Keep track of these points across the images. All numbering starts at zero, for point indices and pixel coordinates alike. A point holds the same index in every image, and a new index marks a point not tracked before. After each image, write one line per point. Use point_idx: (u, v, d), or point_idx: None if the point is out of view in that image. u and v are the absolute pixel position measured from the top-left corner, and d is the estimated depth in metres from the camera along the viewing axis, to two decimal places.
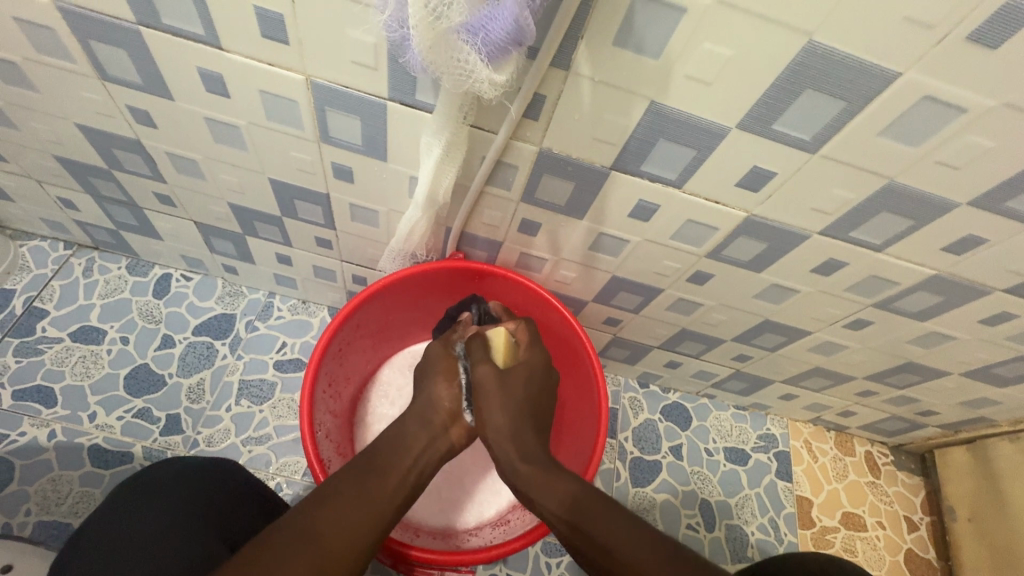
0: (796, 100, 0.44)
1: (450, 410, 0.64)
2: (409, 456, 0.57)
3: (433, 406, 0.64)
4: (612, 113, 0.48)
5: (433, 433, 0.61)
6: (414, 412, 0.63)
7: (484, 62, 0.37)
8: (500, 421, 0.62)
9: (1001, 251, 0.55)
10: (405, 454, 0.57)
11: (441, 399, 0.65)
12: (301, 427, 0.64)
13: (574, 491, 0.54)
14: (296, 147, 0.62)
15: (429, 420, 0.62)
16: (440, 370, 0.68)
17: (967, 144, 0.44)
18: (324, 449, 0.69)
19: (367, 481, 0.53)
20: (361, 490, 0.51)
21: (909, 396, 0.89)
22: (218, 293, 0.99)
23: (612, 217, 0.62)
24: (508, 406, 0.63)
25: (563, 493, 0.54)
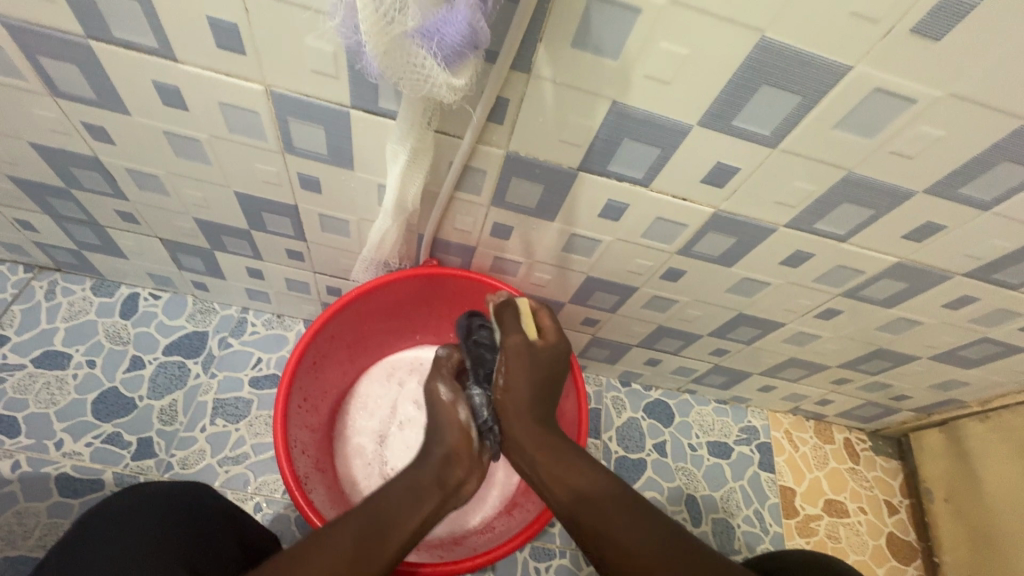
0: (754, 96, 0.44)
1: (466, 462, 0.64)
2: (419, 511, 0.56)
3: (451, 462, 0.62)
4: (575, 115, 0.49)
5: (447, 490, 0.60)
6: (427, 469, 0.61)
7: (437, 62, 0.36)
8: (519, 399, 0.65)
9: (961, 236, 0.56)
10: (416, 510, 0.56)
11: (453, 446, 0.64)
12: (275, 445, 0.62)
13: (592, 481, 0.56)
14: (259, 159, 0.61)
15: (445, 467, 0.62)
16: (451, 419, 0.66)
17: (921, 133, 0.45)
18: (301, 464, 0.68)
19: (369, 535, 0.51)
20: (365, 543, 0.50)
21: (881, 381, 0.91)
22: (188, 311, 0.97)
23: (582, 218, 0.62)
24: (531, 382, 0.65)
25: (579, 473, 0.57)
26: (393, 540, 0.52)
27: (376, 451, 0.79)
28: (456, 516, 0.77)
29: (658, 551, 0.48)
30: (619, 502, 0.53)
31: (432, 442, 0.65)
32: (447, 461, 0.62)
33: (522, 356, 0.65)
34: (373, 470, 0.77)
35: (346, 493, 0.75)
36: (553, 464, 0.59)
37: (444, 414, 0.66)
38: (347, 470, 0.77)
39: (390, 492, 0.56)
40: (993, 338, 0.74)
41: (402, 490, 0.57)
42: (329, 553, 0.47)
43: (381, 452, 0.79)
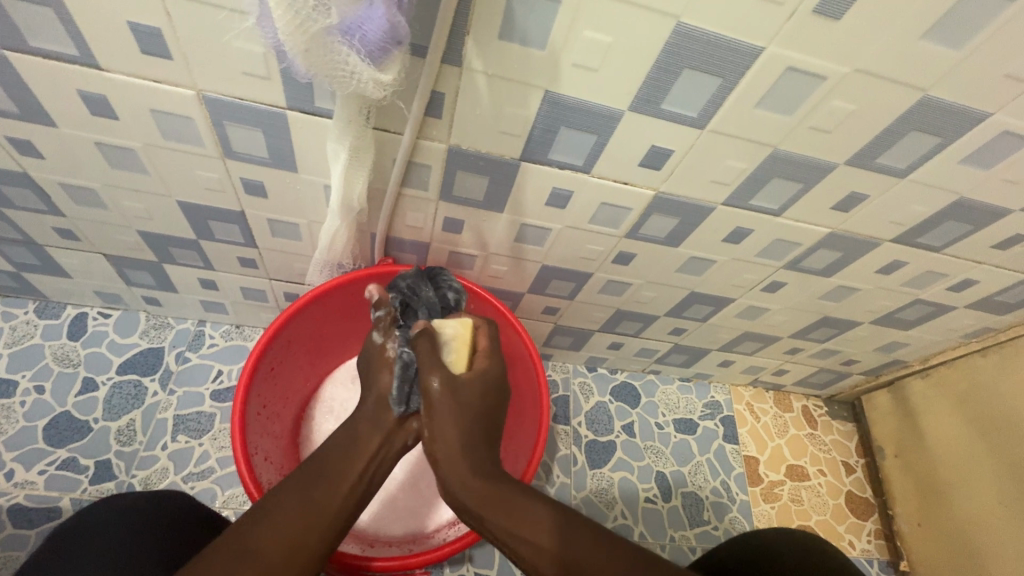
0: (678, 80, 0.46)
1: (402, 407, 0.59)
2: (362, 459, 0.53)
3: (385, 406, 0.59)
4: (510, 105, 0.50)
5: (388, 432, 0.57)
6: (363, 416, 0.58)
7: (361, 58, 0.37)
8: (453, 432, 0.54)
9: (884, 204, 0.60)
10: (359, 459, 0.53)
11: (387, 395, 0.59)
12: (235, 455, 0.61)
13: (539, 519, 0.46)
14: (199, 166, 0.60)
15: (382, 414, 0.58)
16: (375, 366, 0.62)
17: (834, 108, 0.48)
18: (264, 471, 0.67)
19: (314, 489, 0.48)
20: (311, 497, 0.48)
21: (830, 348, 0.96)
22: (141, 328, 0.94)
23: (530, 208, 0.63)
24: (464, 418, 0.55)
25: (537, 514, 0.46)
26: (343, 487, 0.50)
27: None
28: (430, 512, 0.78)
29: None
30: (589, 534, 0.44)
31: (366, 391, 0.61)
32: (383, 411, 0.58)
33: (453, 384, 0.57)
34: None
35: None
36: (496, 509, 0.48)
37: (369, 364, 0.63)
38: None
39: (332, 443, 0.54)
40: (926, 299, 0.79)
41: (344, 446, 0.54)
42: (277, 529, 0.45)
43: None
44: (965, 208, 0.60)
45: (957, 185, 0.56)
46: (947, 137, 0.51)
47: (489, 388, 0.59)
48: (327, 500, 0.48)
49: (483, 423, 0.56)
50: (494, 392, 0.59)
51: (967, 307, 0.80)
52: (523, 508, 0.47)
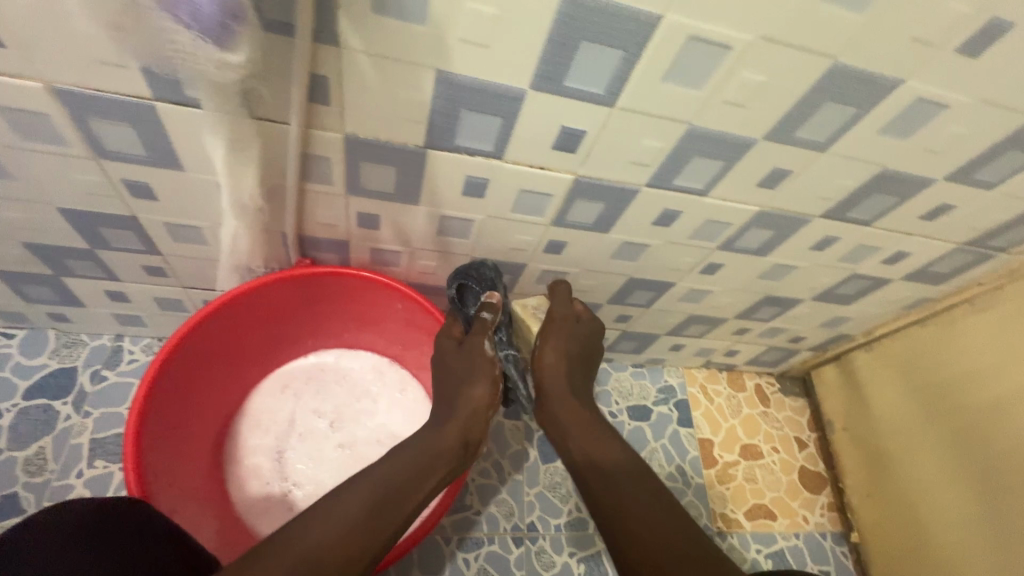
0: (577, 54, 0.43)
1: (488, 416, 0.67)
2: (432, 480, 0.58)
3: (478, 414, 0.65)
4: (403, 88, 0.45)
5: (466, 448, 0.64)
6: (454, 422, 0.64)
7: (184, 28, 0.31)
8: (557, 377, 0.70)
9: (808, 179, 0.58)
10: (433, 476, 0.59)
11: (480, 399, 0.66)
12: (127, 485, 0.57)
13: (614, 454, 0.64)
14: (72, 168, 0.54)
15: (469, 428, 0.64)
16: (479, 367, 0.67)
17: (745, 80, 0.45)
18: (169, 498, 0.63)
19: (384, 503, 0.53)
20: (381, 512, 0.52)
21: (776, 327, 0.95)
22: (51, 347, 0.87)
23: (447, 199, 0.59)
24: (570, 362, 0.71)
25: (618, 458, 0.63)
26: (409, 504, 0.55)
27: (274, 469, 0.75)
28: None
29: (673, 539, 0.54)
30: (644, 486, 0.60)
31: (454, 396, 0.66)
32: (469, 430, 0.64)
33: (564, 329, 0.72)
34: (272, 489, 0.73)
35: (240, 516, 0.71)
36: (585, 437, 0.66)
37: (476, 368, 0.67)
38: (242, 492, 0.73)
39: (417, 450, 0.59)
40: (862, 273, 0.78)
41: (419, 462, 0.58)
42: (339, 528, 0.49)
43: (280, 469, 0.74)
44: (889, 180, 0.58)
45: (878, 156, 0.55)
46: (863, 106, 0.49)
47: (587, 343, 0.73)
48: (387, 513, 0.52)
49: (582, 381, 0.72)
50: (589, 347, 0.74)
51: (902, 279, 0.80)
52: (611, 448, 0.64)
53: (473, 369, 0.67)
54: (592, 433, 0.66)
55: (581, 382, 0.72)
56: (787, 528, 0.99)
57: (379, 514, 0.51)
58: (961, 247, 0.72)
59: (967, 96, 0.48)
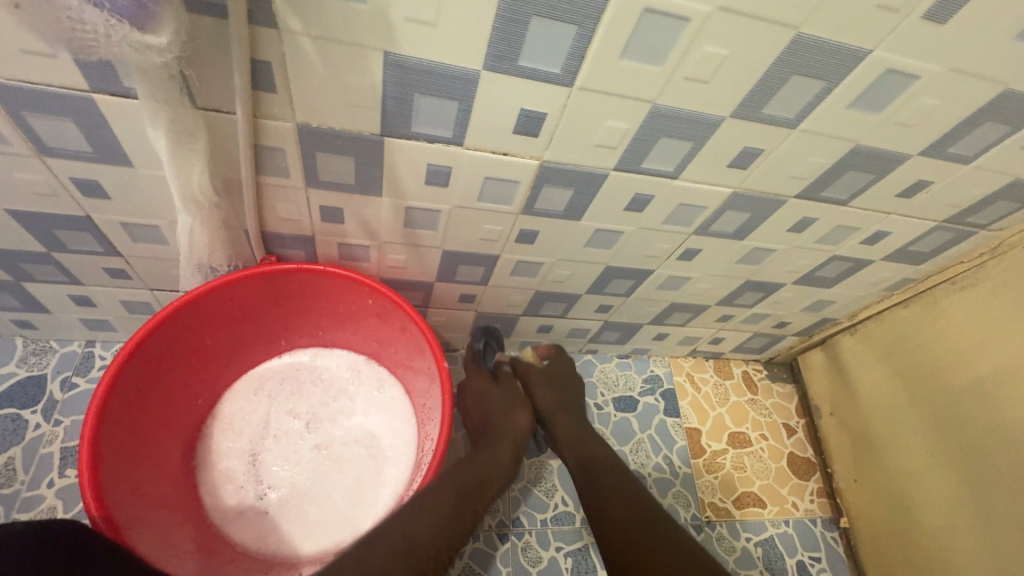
0: (528, 30, 0.41)
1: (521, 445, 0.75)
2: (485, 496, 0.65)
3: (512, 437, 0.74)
4: (351, 72, 0.44)
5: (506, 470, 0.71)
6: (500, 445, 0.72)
7: (96, 8, 0.31)
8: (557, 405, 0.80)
9: (780, 158, 0.57)
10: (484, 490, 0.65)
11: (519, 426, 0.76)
12: (81, 492, 0.55)
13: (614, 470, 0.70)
14: (16, 167, 0.52)
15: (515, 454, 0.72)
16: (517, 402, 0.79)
17: (706, 54, 0.44)
18: (132, 505, 0.61)
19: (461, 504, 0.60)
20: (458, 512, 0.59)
21: (760, 312, 0.94)
22: (18, 355, 0.85)
23: (410, 189, 0.57)
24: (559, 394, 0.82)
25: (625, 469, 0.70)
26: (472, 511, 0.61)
27: (248, 473, 0.73)
28: None
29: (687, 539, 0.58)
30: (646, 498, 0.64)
31: (492, 428, 0.75)
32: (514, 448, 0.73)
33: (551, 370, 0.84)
34: (245, 493, 0.71)
35: (214, 522, 0.70)
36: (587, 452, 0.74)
37: (510, 400, 0.79)
38: (215, 498, 0.71)
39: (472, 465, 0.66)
40: (842, 255, 0.77)
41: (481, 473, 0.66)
42: (434, 520, 0.56)
43: (254, 472, 0.73)
44: (863, 156, 0.57)
45: (851, 132, 0.53)
46: (831, 79, 0.47)
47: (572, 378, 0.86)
48: (469, 515, 0.60)
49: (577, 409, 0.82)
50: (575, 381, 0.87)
51: (883, 260, 0.79)
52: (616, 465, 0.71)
53: (511, 404, 0.79)
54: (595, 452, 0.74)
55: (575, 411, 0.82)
56: (776, 516, 0.98)
57: (459, 514, 0.59)
58: (941, 225, 0.71)
59: (936, 65, 0.47)
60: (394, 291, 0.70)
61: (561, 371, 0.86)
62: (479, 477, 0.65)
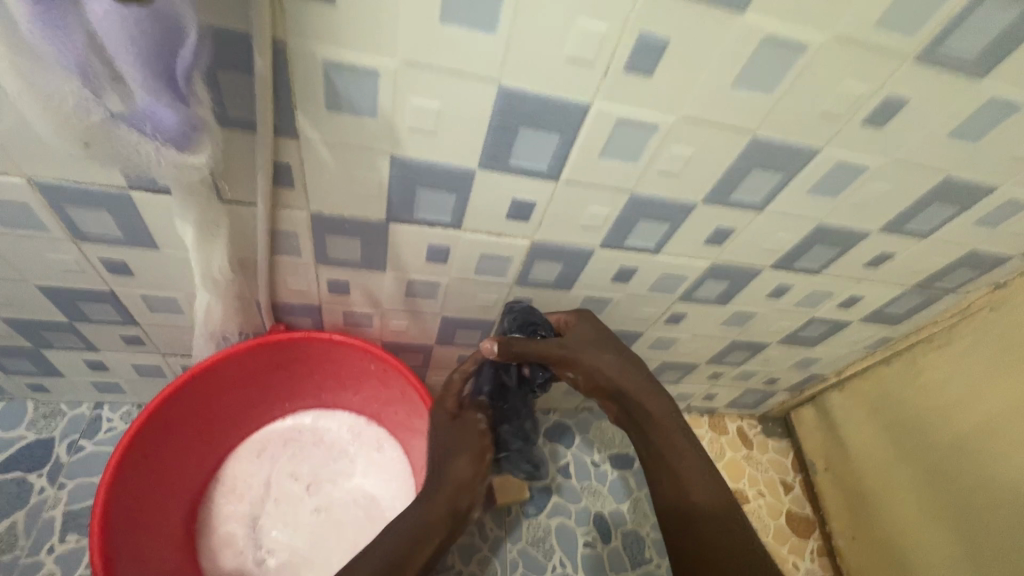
0: (518, 136, 0.47)
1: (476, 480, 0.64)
2: (430, 543, 0.57)
3: (462, 445, 0.63)
4: (361, 171, 0.49)
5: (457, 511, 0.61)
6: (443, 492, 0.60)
7: (149, 139, 0.35)
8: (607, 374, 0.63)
9: (752, 235, 0.62)
10: (428, 542, 0.56)
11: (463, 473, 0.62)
12: (90, 559, 0.57)
13: (670, 440, 0.62)
14: (52, 250, 0.56)
15: (459, 495, 0.61)
16: (464, 439, 0.64)
17: (676, 153, 0.49)
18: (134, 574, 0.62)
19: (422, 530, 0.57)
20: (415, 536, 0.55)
21: (750, 370, 0.97)
22: (29, 418, 0.87)
23: (412, 264, 0.62)
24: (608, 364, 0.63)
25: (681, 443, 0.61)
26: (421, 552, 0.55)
27: (248, 537, 0.74)
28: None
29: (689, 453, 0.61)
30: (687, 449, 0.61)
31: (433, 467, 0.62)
32: (459, 494, 0.61)
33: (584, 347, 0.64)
34: (245, 557, 0.72)
35: None
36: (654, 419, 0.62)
37: (458, 445, 0.63)
38: (216, 562, 0.72)
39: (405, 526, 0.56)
40: (822, 317, 0.81)
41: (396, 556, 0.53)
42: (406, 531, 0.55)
43: (255, 536, 0.74)
44: (827, 233, 0.62)
45: (812, 213, 0.59)
46: (788, 172, 0.53)
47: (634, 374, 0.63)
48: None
49: (640, 389, 0.63)
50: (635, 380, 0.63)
51: (862, 320, 0.83)
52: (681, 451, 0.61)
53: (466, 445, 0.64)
54: (669, 433, 0.62)
55: (630, 379, 0.63)
56: None
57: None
58: (910, 289, 0.75)
59: (881, 159, 0.52)
60: (395, 356, 0.73)
61: (580, 343, 0.64)
62: (443, 520, 0.59)
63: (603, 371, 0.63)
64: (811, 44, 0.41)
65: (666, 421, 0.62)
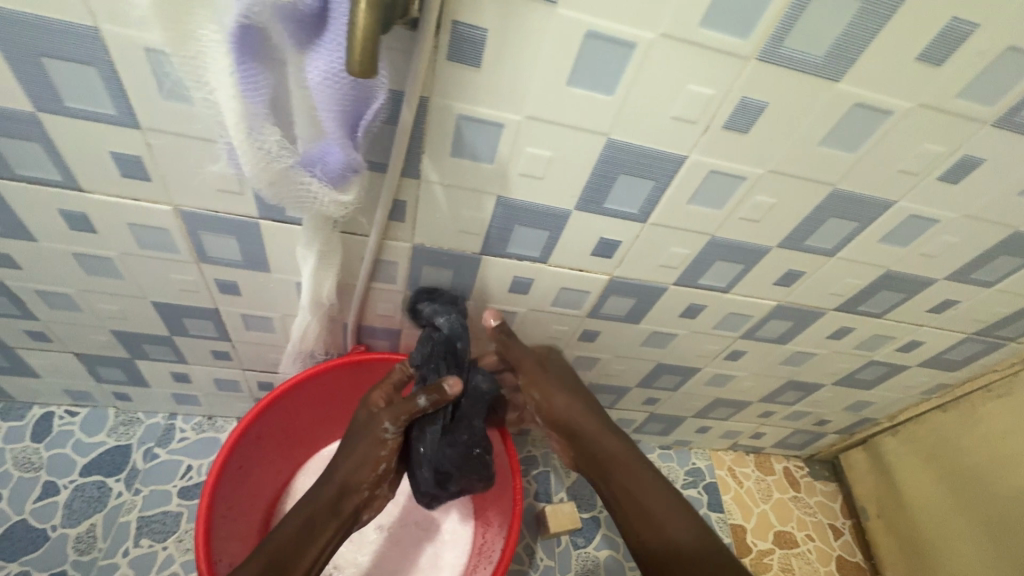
0: (615, 183, 0.51)
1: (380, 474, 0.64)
2: (316, 544, 0.59)
3: (377, 447, 0.63)
4: (467, 209, 0.54)
5: (342, 512, 0.62)
6: (331, 485, 0.62)
7: (317, 180, 0.39)
8: (556, 406, 0.68)
9: (820, 278, 0.65)
10: (315, 539, 0.59)
11: (358, 470, 0.63)
12: (197, 558, 0.60)
13: (622, 454, 0.67)
14: (174, 269, 0.62)
15: (344, 495, 0.62)
16: (364, 439, 0.63)
17: (758, 202, 0.53)
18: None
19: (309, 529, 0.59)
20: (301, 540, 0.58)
21: (802, 410, 0.98)
22: (109, 425, 0.92)
23: (495, 294, 0.66)
24: (557, 395, 0.68)
25: (632, 461, 0.67)
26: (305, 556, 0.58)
27: None
28: None
29: (646, 476, 0.65)
30: (635, 466, 0.66)
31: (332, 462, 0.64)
32: (346, 494, 0.62)
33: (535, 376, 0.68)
34: None
35: None
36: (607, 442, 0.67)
37: (360, 449, 0.62)
38: None
39: (292, 518, 0.59)
40: (880, 360, 0.82)
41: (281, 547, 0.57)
42: (296, 522, 0.59)
43: None
44: (893, 279, 0.65)
45: (882, 260, 0.61)
46: (862, 221, 0.56)
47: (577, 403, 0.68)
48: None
49: (586, 415, 0.68)
50: (576, 406, 0.68)
51: (919, 365, 0.84)
52: (636, 469, 0.66)
53: (375, 451, 0.63)
54: (625, 455, 0.67)
55: (579, 409, 0.68)
56: None
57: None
58: (971, 337, 0.77)
59: (953, 213, 0.55)
60: None
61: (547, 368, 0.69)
62: (328, 516, 0.60)
63: (555, 402, 0.68)
64: (896, 111, 0.45)
65: (616, 444, 0.67)
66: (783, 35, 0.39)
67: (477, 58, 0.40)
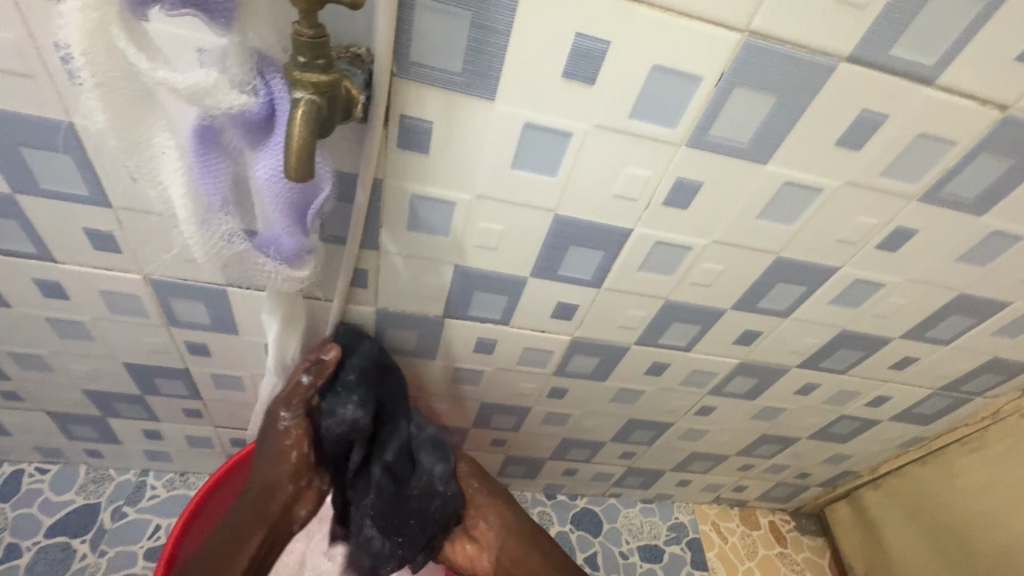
0: (567, 254, 0.53)
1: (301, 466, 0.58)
2: (245, 552, 0.53)
3: (281, 439, 0.57)
4: (427, 277, 0.56)
5: (272, 513, 0.56)
6: (250, 491, 0.57)
7: (271, 259, 0.42)
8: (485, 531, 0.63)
9: (777, 338, 0.66)
10: (237, 550, 0.53)
11: (274, 469, 0.57)
12: None
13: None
14: (145, 333, 0.63)
15: (268, 495, 0.56)
16: (269, 436, 0.57)
17: (707, 269, 0.55)
18: None
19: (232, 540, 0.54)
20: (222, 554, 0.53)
21: (781, 463, 0.97)
22: (79, 483, 0.90)
23: (460, 354, 0.67)
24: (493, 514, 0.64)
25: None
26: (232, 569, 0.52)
27: None
28: None
29: None
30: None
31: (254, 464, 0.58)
32: (269, 492, 0.56)
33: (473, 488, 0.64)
34: None
35: None
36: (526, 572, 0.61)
37: (268, 445, 0.57)
38: None
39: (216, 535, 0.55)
40: (851, 415, 0.83)
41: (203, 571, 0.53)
42: (221, 535, 0.55)
43: None
44: (850, 338, 0.66)
45: (836, 320, 0.63)
46: (810, 285, 0.58)
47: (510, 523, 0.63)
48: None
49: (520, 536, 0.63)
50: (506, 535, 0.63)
51: (891, 419, 0.84)
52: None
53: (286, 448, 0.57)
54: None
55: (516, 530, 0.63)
56: None
57: None
58: (937, 392, 0.78)
59: (897, 277, 0.57)
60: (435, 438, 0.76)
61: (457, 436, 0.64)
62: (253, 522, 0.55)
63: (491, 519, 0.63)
64: (825, 188, 0.48)
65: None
66: (707, 126, 0.42)
67: (424, 145, 0.43)
